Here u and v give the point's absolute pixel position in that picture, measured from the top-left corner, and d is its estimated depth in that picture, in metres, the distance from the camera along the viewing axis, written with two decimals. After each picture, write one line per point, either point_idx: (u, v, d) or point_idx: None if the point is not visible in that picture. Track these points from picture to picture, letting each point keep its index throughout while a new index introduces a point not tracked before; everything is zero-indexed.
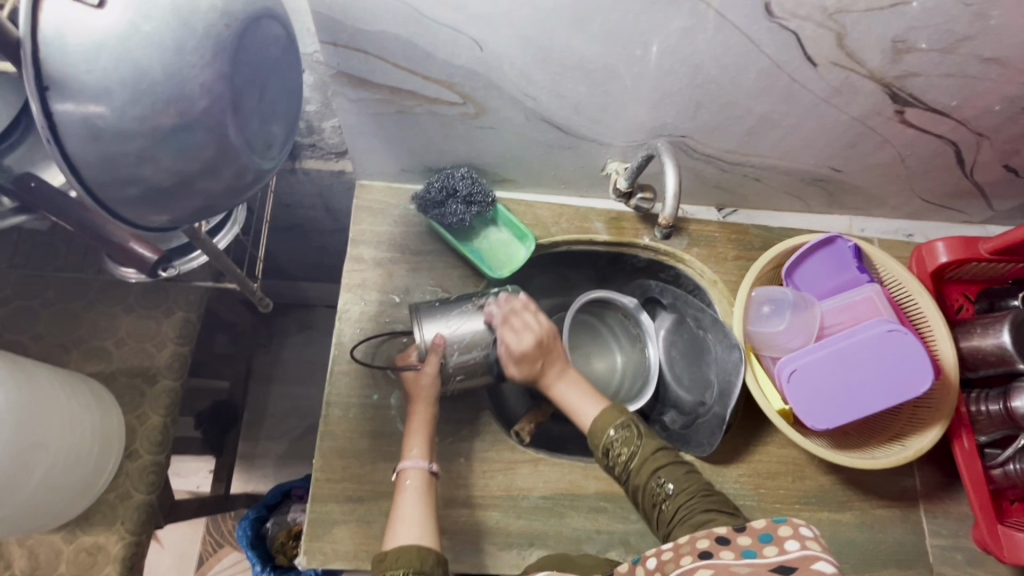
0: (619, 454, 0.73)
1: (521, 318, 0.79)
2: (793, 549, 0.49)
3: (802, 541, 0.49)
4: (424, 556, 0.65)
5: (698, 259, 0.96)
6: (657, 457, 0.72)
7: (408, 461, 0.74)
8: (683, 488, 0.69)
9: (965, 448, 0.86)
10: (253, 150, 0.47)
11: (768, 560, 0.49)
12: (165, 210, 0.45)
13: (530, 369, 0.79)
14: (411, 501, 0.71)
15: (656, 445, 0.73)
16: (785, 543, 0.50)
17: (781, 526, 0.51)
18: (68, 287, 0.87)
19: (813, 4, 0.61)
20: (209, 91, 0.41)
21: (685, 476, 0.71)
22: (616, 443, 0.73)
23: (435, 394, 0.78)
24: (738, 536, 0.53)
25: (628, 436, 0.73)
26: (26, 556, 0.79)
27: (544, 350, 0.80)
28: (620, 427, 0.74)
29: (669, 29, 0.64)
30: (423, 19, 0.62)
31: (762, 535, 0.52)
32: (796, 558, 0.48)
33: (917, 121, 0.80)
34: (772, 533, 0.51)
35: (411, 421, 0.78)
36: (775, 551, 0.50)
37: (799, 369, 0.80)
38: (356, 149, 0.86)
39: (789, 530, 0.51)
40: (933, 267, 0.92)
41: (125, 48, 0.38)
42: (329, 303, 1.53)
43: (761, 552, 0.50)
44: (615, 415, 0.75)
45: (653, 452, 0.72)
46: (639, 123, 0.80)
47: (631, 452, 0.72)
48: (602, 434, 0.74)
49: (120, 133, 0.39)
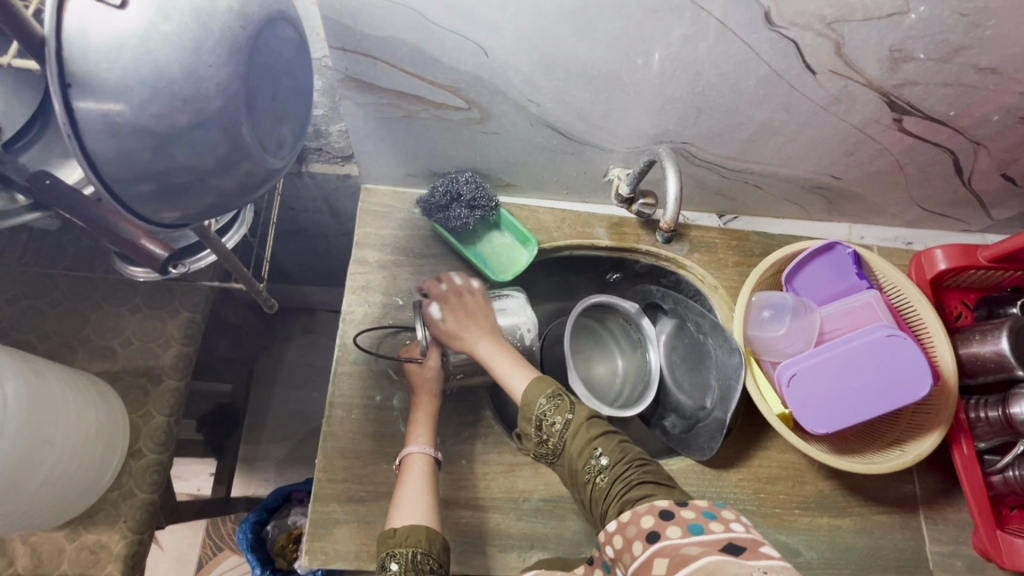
0: (551, 425, 0.68)
1: (451, 281, 0.83)
2: (738, 529, 0.52)
3: (745, 526, 0.52)
4: (432, 536, 0.66)
5: (699, 265, 0.97)
6: (590, 428, 0.67)
7: (413, 446, 0.76)
8: (618, 460, 0.65)
9: (964, 454, 0.86)
10: (265, 149, 0.48)
11: (717, 534, 0.50)
12: (178, 206, 0.46)
13: (454, 319, 0.78)
14: (415, 484, 0.72)
15: (589, 413, 0.68)
16: (728, 523, 0.52)
17: (724, 510, 0.54)
18: (77, 287, 0.88)
19: (813, 13, 0.62)
20: (225, 90, 0.42)
21: (617, 446, 0.66)
22: (547, 412, 0.68)
23: (438, 388, 0.80)
24: (683, 512, 0.54)
25: (560, 405, 0.69)
26: (28, 554, 0.80)
27: (471, 304, 0.79)
28: (551, 395, 0.69)
29: (671, 37, 0.66)
30: (430, 25, 0.63)
31: (706, 512, 0.54)
32: (744, 538, 0.50)
33: (915, 130, 0.81)
34: (715, 513, 0.54)
35: (415, 412, 0.79)
36: (722, 527, 0.51)
37: (797, 372, 0.81)
38: (363, 153, 0.87)
39: (732, 514, 0.54)
40: (933, 274, 0.93)
41: (144, 47, 0.39)
42: (332, 308, 1.54)
43: (708, 527, 0.52)
44: (545, 383, 0.70)
45: (587, 421, 0.68)
46: (641, 129, 0.81)
47: (564, 421, 0.68)
48: (531, 404, 0.69)
49: (137, 129, 0.40)
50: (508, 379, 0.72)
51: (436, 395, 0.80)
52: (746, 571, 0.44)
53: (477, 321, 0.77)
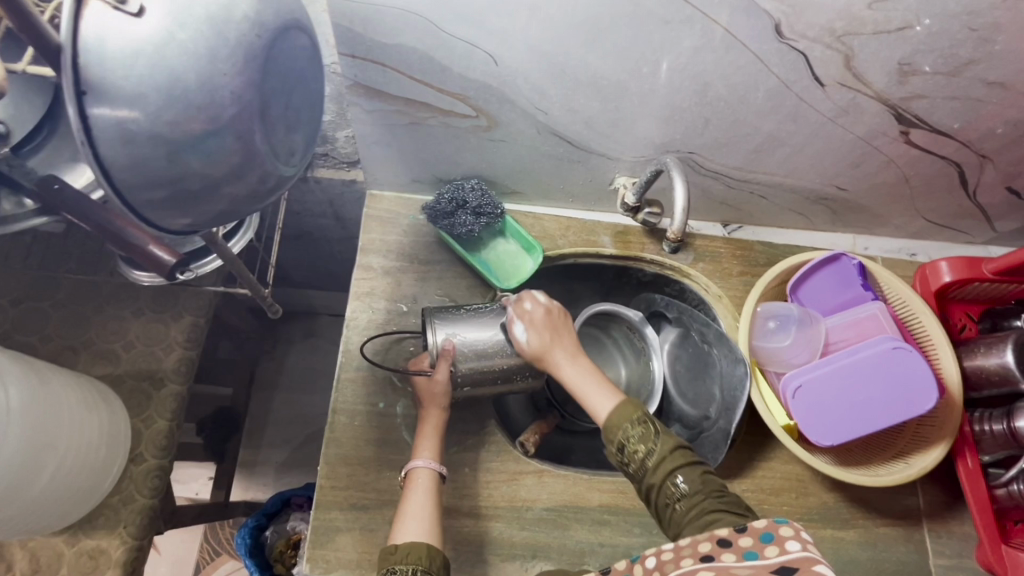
0: (635, 451, 0.68)
1: (533, 299, 0.79)
2: (795, 551, 0.50)
3: (802, 543, 0.50)
4: (432, 554, 0.66)
5: (704, 274, 0.97)
6: (675, 456, 0.67)
7: (419, 460, 0.75)
8: (698, 489, 0.65)
9: (969, 468, 0.86)
10: (277, 157, 0.48)
11: (770, 562, 0.50)
12: (188, 213, 0.46)
13: (540, 340, 0.77)
14: (420, 500, 0.72)
15: (674, 442, 0.68)
16: (785, 543, 0.51)
17: (781, 527, 0.52)
18: (80, 290, 0.88)
19: (824, 26, 0.62)
20: (239, 98, 0.42)
21: (701, 475, 0.66)
22: (632, 438, 0.69)
23: (446, 402, 0.79)
24: (740, 538, 0.53)
25: (645, 431, 0.69)
26: (27, 559, 0.79)
27: (556, 324, 0.78)
28: (636, 422, 0.70)
29: (681, 47, 0.66)
30: (441, 33, 0.63)
31: (763, 535, 0.52)
32: (798, 559, 0.49)
33: (922, 142, 0.81)
34: (772, 534, 0.52)
35: (421, 425, 0.79)
36: (776, 552, 0.50)
37: (803, 384, 0.80)
38: (369, 159, 0.87)
39: (790, 532, 0.51)
40: (937, 286, 0.93)
41: (160, 55, 0.39)
42: (334, 312, 1.54)
43: (763, 554, 0.51)
44: (631, 409, 0.70)
45: (671, 449, 0.68)
46: (648, 138, 0.81)
47: (647, 448, 0.68)
48: (617, 428, 0.69)
49: (150, 136, 0.40)
50: (593, 405, 0.73)
51: (445, 408, 0.80)
52: None
53: (561, 340, 0.77)
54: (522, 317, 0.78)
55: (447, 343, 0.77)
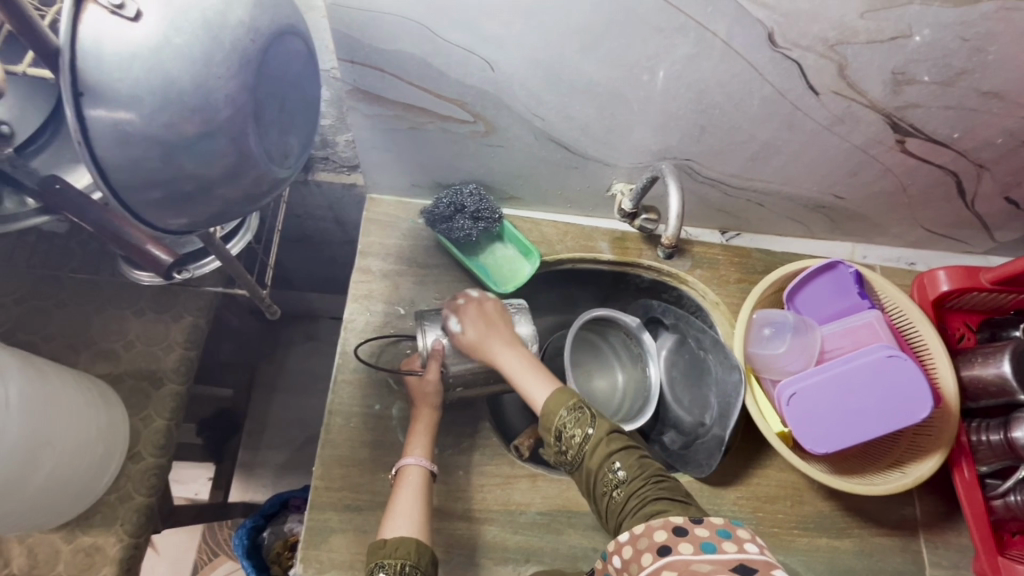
0: (572, 437, 0.67)
1: (467, 294, 0.80)
2: (753, 550, 0.52)
3: (759, 547, 0.52)
4: (421, 550, 0.66)
5: (701, 280, 0.97)
6: (611, 441, 0.66)
7: (410, 457, 0.75)
8: (636, 475, 0.64)
9: (965, 478, 0.86)
10: (271, 159, 0.49)
11: (728, 555, 0.51)
12: (184, 214, 0.47)
13: (476, 330, 0.76)
14: (410, 495, 0.72)
15: (610, 427, 0.67)
16: (743, 542, 0.52)
17: (739, 529, 0.54)
18: (82, 289, 0.89)
19: (817, 35, 0.63)
20: (233, 102, 0.43)
21: (638, 461, 0.65)
22: (568, 424, 0.67)
23: (438, 400, 0.80)
24: (696, 528, 0.54)
25: (581, 417, 0.68)
26: (25, 554, 0.80)
27: (491, 315, 0.78)
28: (572, 408, 0.68)
29: (675, 55, 0.66)
30: (439, 40, 0.64)
31: (720, 530, 0.54)
32: (757, 559, 0.51)
33: (918, 151, 0.81)
34: (730, 531, 0.54)
35: (414, 424, 0.80)
36: (734, 548, 0.52)
37: (797, 392, 0.80)
38: (368, 163, 0.88)
39: (748, 535, 0.53)
40: (935, 295, 0.93)
41: (156, 60, 0.40)
42: (335, 315, 1.55)
43: (720, 546, 0.52)
44: (567, 395, 0.69)
45: (607, 435, 0.67)
46: (645, 145, 0.81)
47: (584, 434, 0.67)
48: (553, 415, 0.68)
49: (146, 138, 0.41)
50: (530, 392, 0.71)
51: (436, 406, 0.80)
52: None
53: (497, 331, 0.77)
54: (454, 310, 0.78)
55: (438, 343, 0.78)
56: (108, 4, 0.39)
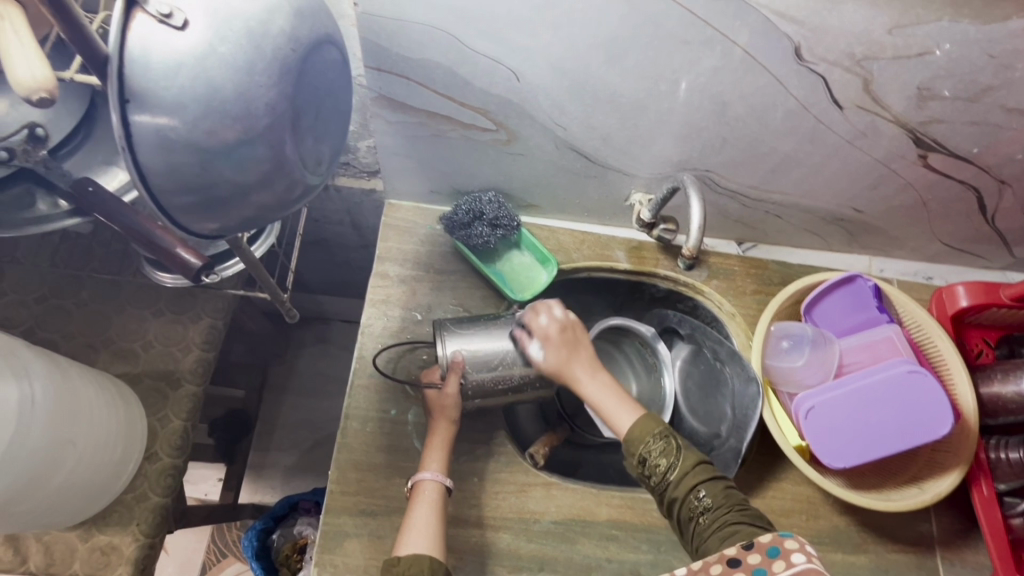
0: (657, 465, 0.69)
1: (548, 312, 0.80)
2: (800, 562, 0.52)
3: (807, 555, 0.52)
4: (435, 567, 0.66)
5: (717, 291, 0.97)
6: (696, 472, 0.69)
7: (426, 472, 0.76)
8: (721, 503, 0.66)
9: (983, 495, 0.85)
10: (304, 166, 0.49)
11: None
12: (214, 219, 0.47)
13: (557, 356, 0.77)
14: (424, 512, 0.73)
15: (696, 458, 0.69)
16: (791, 556, 0.52)
17: (787, 540, 0.54)
18: (103, 290, 0.90)
19: (843, 50, 0.63)
20: (273, 110, 0.43)
21: (721, 489, 0.68)
22: (654, 451, 0.70)
23: (456, 416, 0.80)
24: (749, 556, 0.55)
25: (667, 446, 0.70)
26: (42, 552, 0.80)
27: (571, 339, 0.78)
28: (658, 435, 0.70)
29: (701, 68, 0.67)
30: (466, 49, 0.65)
31: (769, 550, 0.54)
32: (806, 573, 0.51)
33: (940, 166, 0.81)
34: (779, 547, 0.54)
35: (431, 437, 0.80)
36: (783, 566, 0.52)
37: (815, 405, 0.80)
38: (389, 169, 0.89)
39: (795, 544, 0.53)
40: (954, 310, 0.93)
41: (200, 68, 0.40)
42: (346, 319, 1.56)
43: (771, 569, 0.53)
44: (654, 421, 0.71)
45: (693, 464, 0.69)
46: (665, 156, 0.82)
47: (669, 463, 0.69)
48: (640, 441, 0.70)
49: (185, 144, 0.41)
50: (614, 415, 0.74)
51: (454, 422, 0.80)
52: None
53: (579, 354, 0.78)
54: (537, 334, 0.78)
55: (456, 356, 0.78)
56: (156, 13, 0.39)
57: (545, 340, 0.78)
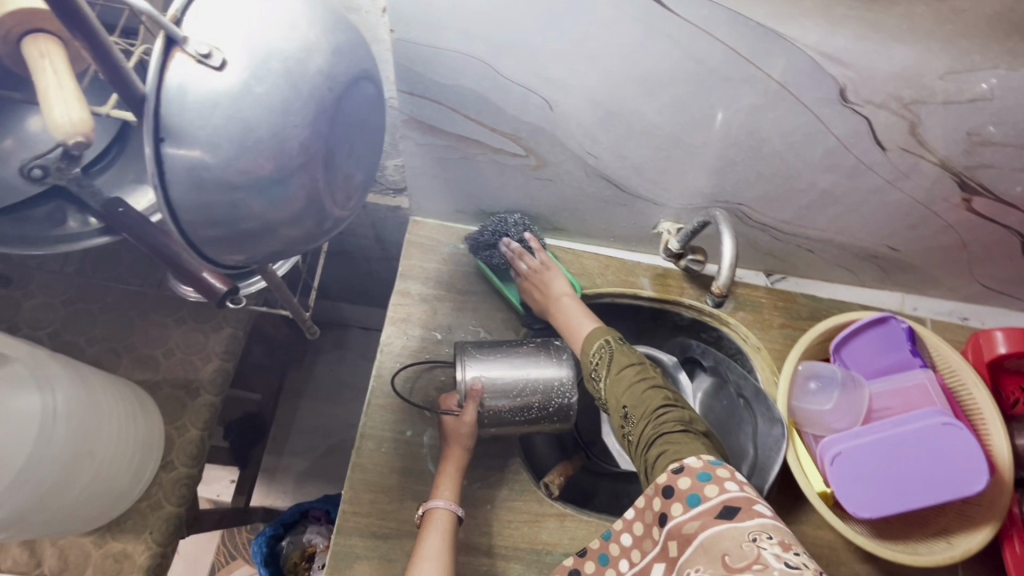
0: (596, 384, 0.75)
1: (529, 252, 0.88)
2: (732, 488, 0.57)
3: (738, 482, 0.58)
4: None
5: (743, 323, 0.95)
6: (624, 383, 0.71)
7: (438, 500, 0.75)
8: (641, 413, 0.69)
9: (1016, 553, 0.82)
10: (335, 201, 0.49)
11: (712, 502, 0.57)
12: (243, 251, 0.46)
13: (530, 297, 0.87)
14: (435, 542, 0.71)
15: (626, 367, 0.73)
16: (723, 482, 0.58)
17: (718, 468, 0.59)
18: (128, 296, 0.91)
19: (890, 93, 0.61)
20: (306, 148, 0.43)
21: (644, 395, 0.70)
22: (595, 367, 0.75)
23: (470, 442, 0.78)
24: (680, 481, 0.59)
25: (600, 362, 0.75)
26: (56, 556, 0.81)
27: (539, 274, 0.86)
28: (596, 350, 0.75)
29: (740, 104, 0.65)
30: (500, 78, 0.64)
31: (700, 474, 0.59)
32: (738, 497, 0.56)
33: (984, 210, 0.78)
34: (710, 473, 0.59)
35: (444, 463, 0.79)
36: (716, 491, 0.57)
37: (843, 452, 0.78)
38: (416, 188, 0.88)
39: (726, 472, 0.59)
40: (991, 356, 0.89)
41: (236, 108, 0.40)
42: (365, 327, 1.56)
43: (703, 494, 0.58)
44: (593, 338, 0.76)
45: (621, 376, 0.72)
46: (697, 188, 0.80)
47: (603, 378, 0.74)
48: (584, 358, 0.77)
49: (216, 182, 0.41)
50: (574, 334, 0.81)
51: (468, 450, 0.79)
52: (742, 545, 0.52)
53: (544, 281, 0.86)
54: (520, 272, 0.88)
55: (475, 384, 0.77)
56: (194, 53, 0.39)
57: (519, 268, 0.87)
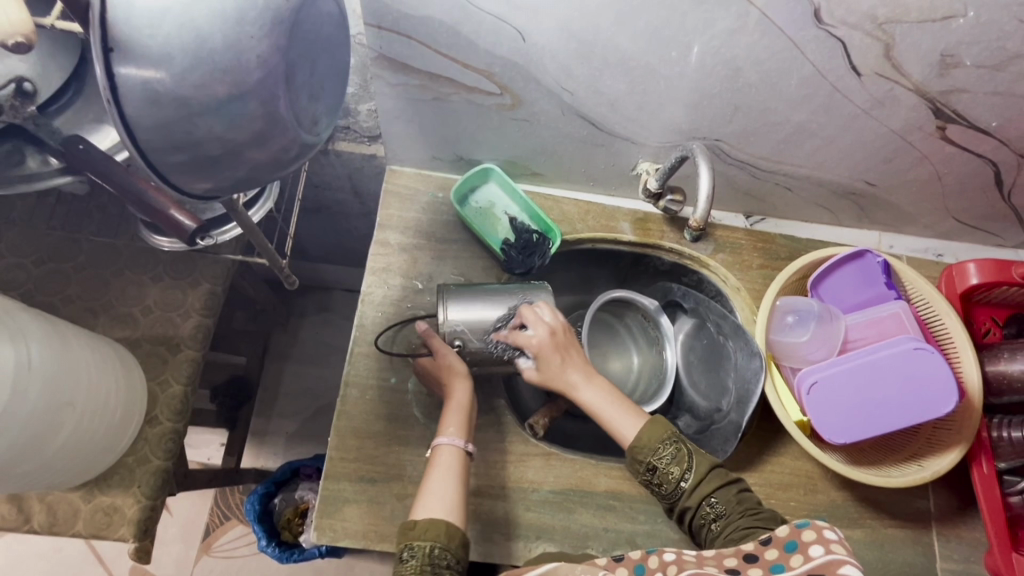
0: (667, 473, 0.72)
1: (535, 318, 0.79)
2: (818, 554, 0.49)
3: (827, 546, 0.49)
4: (452, 533, 0.66)
5: (723, 265, 0.95)
6: (709, 479, 0.71)
7: (443, 437, 0.75)
8: (732, 509, 0.69)
9: (984, 473, 0.85)
10: (300, 125, 0.48)
11: (797, 570, 0.49)
12: (208, 178, 0.46)
13: (550, 368, 0.79)
14: (444, 475, 0.72)
15: (708, 465, 0.72)
16: (810, 548, 0.50)
17: (804, 532, 0.52)
18: (101, 253, 0.89)
19: (865, 13, 0.60)
20: (265, 63, 0.42)
21: (734, 495, 0.70)
22: (665, 459, 0.72)
23: (464, 370, 0.79)
24: (766, 551, 0.53)
25: (677, 452, 0.72)
26: (44, 512, 0.81)
27: (560, 350, 0.79)
28: (667, 443, 0.73)
29: (714, 30, 0.64)
30: (470, 7, 0.62)
31: (787, 544, 0.52)
32: (823, 563, 0.48)
33: (958, 138, 0.78)
34: (798, 541, 0.51)
35: (448, 403, 0.78)
36: (801, 560, 0.50)
37: (819, 380, 0.79)
38: (391, 134, 0.87)
39: (813, 535, 0.51)
40: (964, 288, 0.91)
41: (187, 14, 0.39)
42: (348, 288, 1.55)
43: (789, 564, 0.50)
44: (659, 429, 0.74)
45: (704, 473, 0.71)
46: (675, 124, 0.79)
47: (680, 471, 0.72)
48: (648, 450, 0.73)
49: (171, 97, 0.40)
50: (618, 425, 0.76)
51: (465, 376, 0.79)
52: None
53: (572, 361, 0.80)
54: (529, 346, 0.78)
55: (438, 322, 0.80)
56: None
57: (538, 350, 0.78)
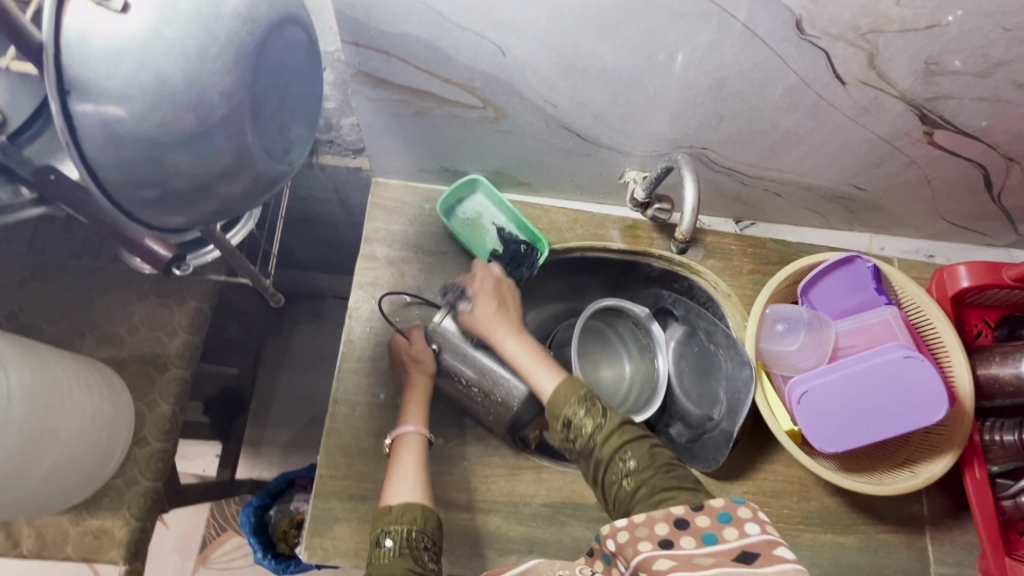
0: (582, 427, 0.69)
1: (486, 271, 0.83)
2: (753, 532, 0.52)
3: (760, 526, 0.53)
4: (427, 515, 0.69)
5: (713, 271, 0.95)
6: (622, 433, 0.69)
7: (409, 425, 0.78)
8: (647, 464, 0.66)
9: (976, 478, 0.85)
10: (270, 155, 0.51)
11: (730, 544, 0.52)
12: (181, 210, 0.50)
13: (484, 310, 0.79)
14: (410, 462, 0.75)
15: (622, 420, 0.70)
16: (745, 525, 0.53)
17: (739, 508, 0.54)
18: (85, 273, 0.88)
19: (847, 23, 0.59)
20: (229, 98, 0.45)
21: (648, 452, 0.68)
22: (580, 413, 0.70)
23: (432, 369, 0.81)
24: (697, 518, 0.55)
25: (592, 408, 0.70)
26: (33, 536, 0.81)
27: (500, 296, 0.81)
28: (581, 398, 0.71)
29: (696, 42, 0.63)
30: (447, 23, 0.61)
31: (721, 515, 0.55)
32: (757, 542, 0.51)
33: (945, 143, 0.78)
34: (731, 514, 0.54)
35: (410, 393, 0.80)
36: (735, 534, 0.53)
37: (809, 390, 0.79)
38: (374, 147, 0.86)
39: (748, 513, 0.54)
40: (954, 291, 0.90)
41: (145, 55, 0.42)
42: (340, 295, 1.54)
43: (721, 535, 0.53)
44: (576, 386, 0.72)
45: (617, 427, 0.69)
46: (660, 133, 0.78)
47: (595, 424, 0.69)
48: (563, 404, 0.70)
49: (135, 134, 0.43)
50: (536, 380, 0.74)
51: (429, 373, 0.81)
52: None
53: (505, 313, 0.80)
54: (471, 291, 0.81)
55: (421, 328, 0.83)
56: None
57: (477, 294, 0.81)
